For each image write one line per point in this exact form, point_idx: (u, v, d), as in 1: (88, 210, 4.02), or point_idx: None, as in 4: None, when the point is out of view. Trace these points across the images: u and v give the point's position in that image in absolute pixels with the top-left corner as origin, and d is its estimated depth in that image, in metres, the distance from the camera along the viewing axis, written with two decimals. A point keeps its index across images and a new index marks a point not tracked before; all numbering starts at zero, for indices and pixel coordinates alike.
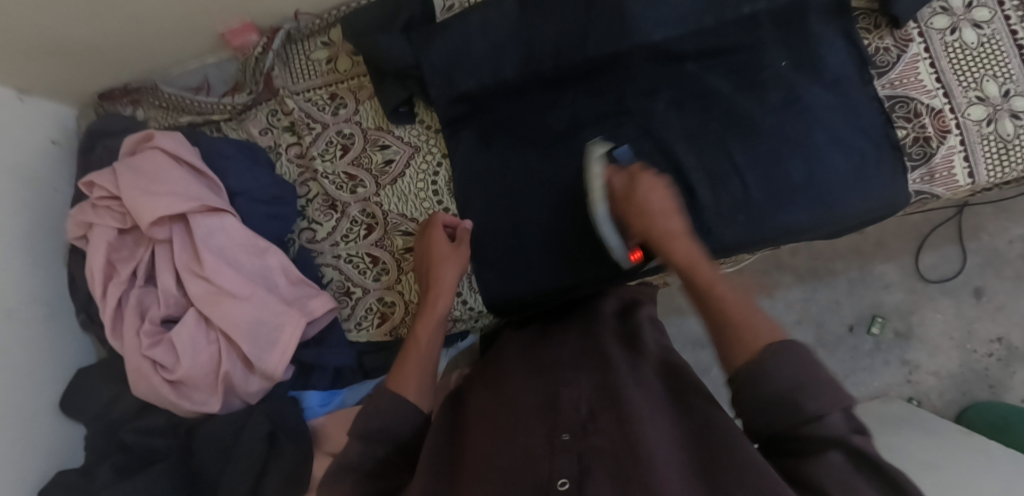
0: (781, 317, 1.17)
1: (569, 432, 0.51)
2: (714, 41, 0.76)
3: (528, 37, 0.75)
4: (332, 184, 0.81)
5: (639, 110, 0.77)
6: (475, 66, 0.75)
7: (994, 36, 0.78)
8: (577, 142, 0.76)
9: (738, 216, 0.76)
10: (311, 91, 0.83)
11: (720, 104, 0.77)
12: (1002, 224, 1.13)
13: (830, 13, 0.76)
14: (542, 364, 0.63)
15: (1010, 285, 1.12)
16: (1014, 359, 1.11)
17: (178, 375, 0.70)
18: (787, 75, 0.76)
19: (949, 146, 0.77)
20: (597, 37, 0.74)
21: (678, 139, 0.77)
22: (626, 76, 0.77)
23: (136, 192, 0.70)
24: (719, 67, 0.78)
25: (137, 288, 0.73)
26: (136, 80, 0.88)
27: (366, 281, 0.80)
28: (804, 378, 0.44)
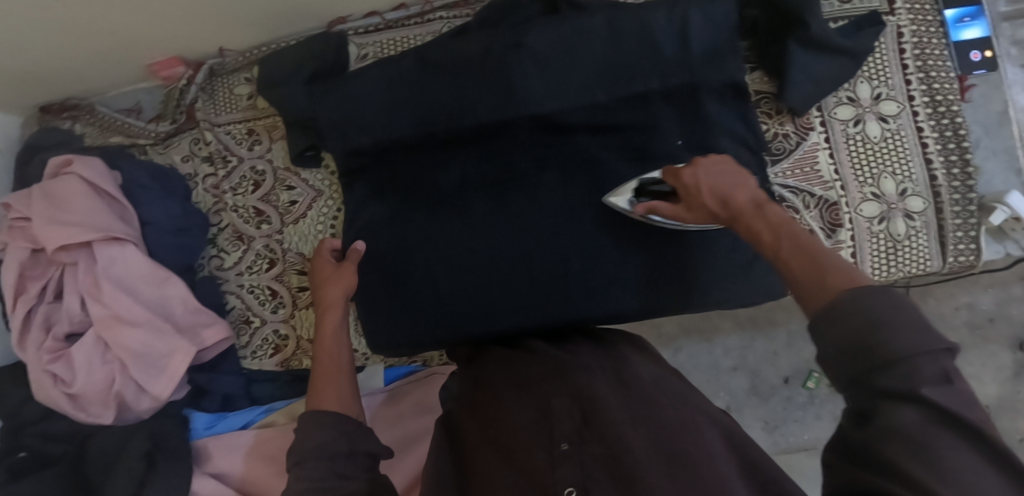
0: (717, 363, 1.19)
1: (568, 440, 0.57)
2: (609, 116, 0.77)
3: (424, 100, 0.78)
4: (241, 217, 0.85)
5: (525, 181, 0.79)
6: (368, 122, 0.78)
7: (898, 132, 0.77)
8: (464, 205, 0.79)
9: (628, 289, 0.77)
10: (231, 125, 0.87)
11: (611, 178, 0.78)
12: (950, 290, 1.06)
13: (729, 96, 0.76)
14: (529, 372, 0.67)
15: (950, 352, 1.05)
16: None
17: (73, 389, 0.76)
18: (677, 154, 0.77)
19: (837, 240, 0.77)
20: (488, 105, 0.77)
21: (564, 208, 0.78)
22: (515, 144, 0.79)
23: (45, 219, 0.75)
24: (612, 141, 0.78)
25: (45, 304, 0.78)
26: (75, 97, 0.92)
27: (264, 312, 0.84)
28: (890, 321, 0.39)
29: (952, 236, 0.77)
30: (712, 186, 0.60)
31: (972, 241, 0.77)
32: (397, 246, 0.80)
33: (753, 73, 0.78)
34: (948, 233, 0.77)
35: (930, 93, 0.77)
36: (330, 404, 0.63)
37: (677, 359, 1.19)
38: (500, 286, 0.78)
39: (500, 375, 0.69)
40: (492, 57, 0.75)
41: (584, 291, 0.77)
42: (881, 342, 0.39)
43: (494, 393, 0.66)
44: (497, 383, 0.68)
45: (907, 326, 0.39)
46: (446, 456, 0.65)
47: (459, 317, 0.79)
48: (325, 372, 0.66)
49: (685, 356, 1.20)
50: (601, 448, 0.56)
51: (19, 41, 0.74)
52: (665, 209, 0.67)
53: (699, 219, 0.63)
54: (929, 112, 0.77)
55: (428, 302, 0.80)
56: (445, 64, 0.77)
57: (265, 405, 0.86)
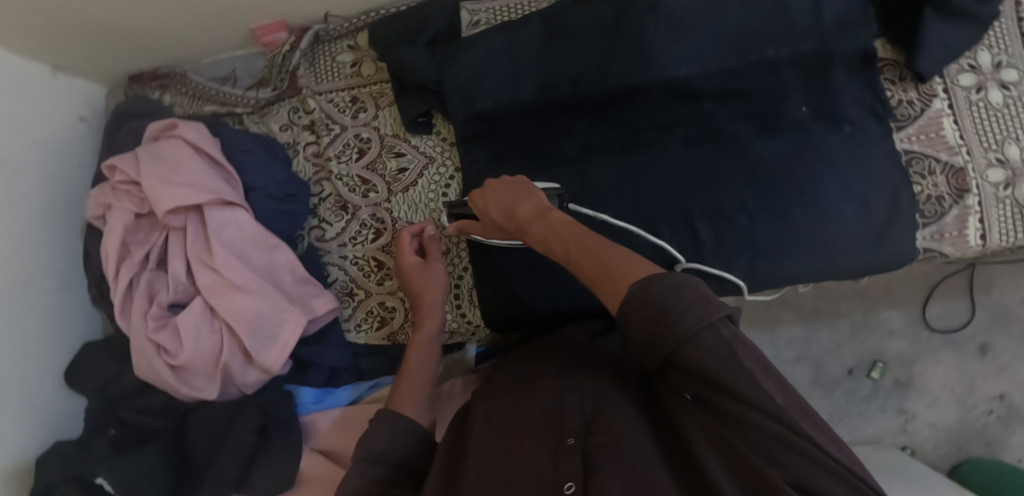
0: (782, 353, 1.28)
1: (575, 436, 0.51)
2: (737, 81, 0.75)
3: (551, 65, 0.76)
4: (345, 186, 0.82)
5: (651, 143, 0.77)
6: (494, 85, 0.77)
7: (1021, 99, 0.76)
8: (585, 171, 0.78)
9: (757, 258, 0.76)
10: (334, 93, 0.84)
11: (739, 147, 0.77)
12: (1013, 282, 1.20)
13: (858, 64, 0.75)
14: (541, 372, 0.63)
15: (1015, 344, 1.19)
16: (1013, 418, 1.18)
17: (180, 360, 0.72)
18: (806, 122, 0.76)
19: (965, 205, 0.76)
20: (618, 68, 0.75)
21: (693, 176, 0.77)
22: (645, 110, 0.77)
23: (156, 180, 0.72)
24: (737, 108, 0.77)
25: (148, 271, 0.74)
26: (166, 65, 0.89)
27: (369, 284, 0.81)
28: (669, 305, 0.44)
29: None
30: (500, 205, 0.64)
31: None
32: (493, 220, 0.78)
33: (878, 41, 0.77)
34: None
35: None
36: (408, 405, 0.63)
37: None
38: None
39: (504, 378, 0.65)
40: (616, 21, 0.74)
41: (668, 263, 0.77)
42: (671, 325, 0.43)
43: (508, 386, 0.63)
44: (500, 385, 0.64)
45: (704, 317, 0.43)
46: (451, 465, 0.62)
47: (581, 285, 0.74)
48: (408, 376, 0.67)
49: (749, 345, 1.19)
50: (605, 438, 0.49)
51: None
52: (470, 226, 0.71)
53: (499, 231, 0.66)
54: None
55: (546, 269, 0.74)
56: (572, 29, 0.75)
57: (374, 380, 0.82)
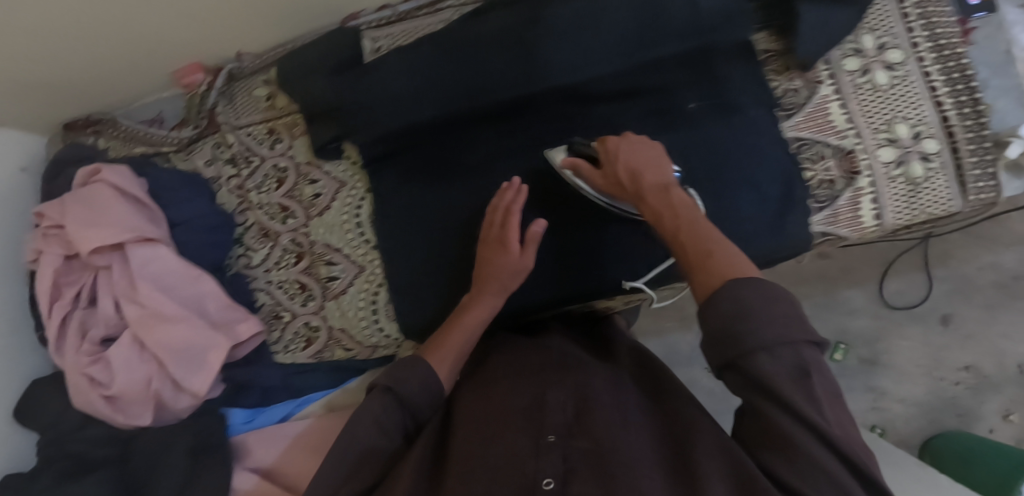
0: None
1: (556, 433, 0.57)
2: (626, 83, 0.79)
3: (446, 80, 0.77)
4: (266, 214, 0.87)
5: (553, 149, 0.80)
6: (397, 108, 0.78)
7: (907, 77, 0.79)
8: (492, 180, 0.80)
9: (660, 254, 0.77)
10: (251, 126, 0.88)
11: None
12: (976, 253, 1.36)
13: (742, 55, 0.79)
14: (524, 369, 0.68)
15: (976, 310, 1.37)
16: (982, 385, 1.35)
17: (112, 391, 0.76)
18: (696, 117, 0.78)
19: (857, 187, 0.78)
20: (511, 80, 0.77)
21: (592, 180, 0.79)
22: (540, 116, 0.81)
23: (80, 224, 0.77)
24: (631, 108, 0.80)
25: (80, 310, 0.79)
26: (97, 112, 0.95)
27: (294, 306, 0.85)
28: (749, 309, 0.49)
29: (970, 175, 0.78)
30: (634, 161, 0.67)
31: (991, 178, 0.78)
32: (415, 233, 0.80)
33: (760, 33, 0.79)
34: (967, 170, 0.78)
35: (933, 38, 0.79)
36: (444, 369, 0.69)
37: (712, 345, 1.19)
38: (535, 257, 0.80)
39: (496, 366, 0.71)
40: (507, 33, 0.75)
41: (571, 265, 0.79)
42: (749, 332, 0.48)
43: (496, 379, 0.67)
44: (499, 372, 0.69)
45: (787, 326, 0.48)
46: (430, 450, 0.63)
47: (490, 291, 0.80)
48: (456, 336, 0.71)
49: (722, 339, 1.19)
50: (589, 442, 0.56)
51: (55, 50, 0.77)
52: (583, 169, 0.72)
53: (608, 187, 0.69)
54: (935, 57, 0.79)
55: (460, 281, 0.79)
56: (461, 42, 0.76)
57: (303, 398, 0.87)
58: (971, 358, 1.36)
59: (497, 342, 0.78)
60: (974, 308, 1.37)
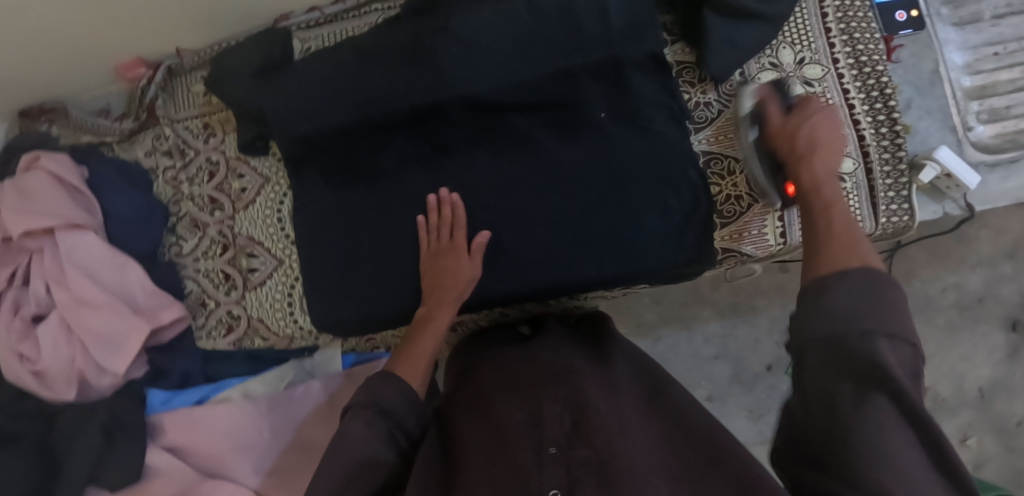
0: (699, 351, 1.40)
1: (557, 445, 0.51)
2: (536, 94, 0.79)
3: (361, 85, 0.80)
4: (196, 205, 0.90)
5: (459, 155, 0.82)
6: (311, 111, 0.81)
7: (824, 94, 0.77)
8: (401, 184, 0.82)
9: (563, 263, 0.78)
10: (189, 121, 0.92)
11: (544, 154, 0.80)
12: (938, 272, 1.34)
13: (651, 68, 0.78)
14: (517, 388, 0.64)
15: (938, 335, 1.34)
16: (937, 409, 1.33)
17: (38, 366, 0.81)
18: (605, 126, 0.79)
19: (764, 204, 0.76)
20: (420, 87, 0.78)
21: (496, 186, 0.80)
22: (450, 123, 0.82)
23: (13, 208, 0.81)
24: (541, 117, 0.81)
25: (14, 289, 0.84)
26: (49, 101, 0.99)
27: (219, 294, 0.89)
28: (877, 294, 0.46)
29: (883, 196, 0.75)
30: (824, 128, 0.65)
31: (905, 201, 0.75)
32: (324, 233, 0.83)
33: (674, 44, 0.81)
34: (879, 191, 0.75)
35: (855, 54, 0.77)
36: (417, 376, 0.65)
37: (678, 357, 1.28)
38: None
39: (495, 378, 0.70)
40: (418, 42, 0.78)
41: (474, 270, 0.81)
42: (861, 318, 0.44)
43: (489, 400, 0.65)
44: (495, 387, 0.67)
45: (889, 313, 0.44)
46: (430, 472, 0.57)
47: (392, 292, 0.81)
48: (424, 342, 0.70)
49: None
50: (592, 453, 0.50)
51: None
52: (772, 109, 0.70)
53: (776, 136, 0.68)
54: (855, 73, 0.77)
55: (366, 279, 0.82)
56: (373, 50, 0.80)
57: (220, 382, 0.89)
58: (930, 379, 1.34)
59: (500, 354, 0.79)
60: (935, 330, 1.34)
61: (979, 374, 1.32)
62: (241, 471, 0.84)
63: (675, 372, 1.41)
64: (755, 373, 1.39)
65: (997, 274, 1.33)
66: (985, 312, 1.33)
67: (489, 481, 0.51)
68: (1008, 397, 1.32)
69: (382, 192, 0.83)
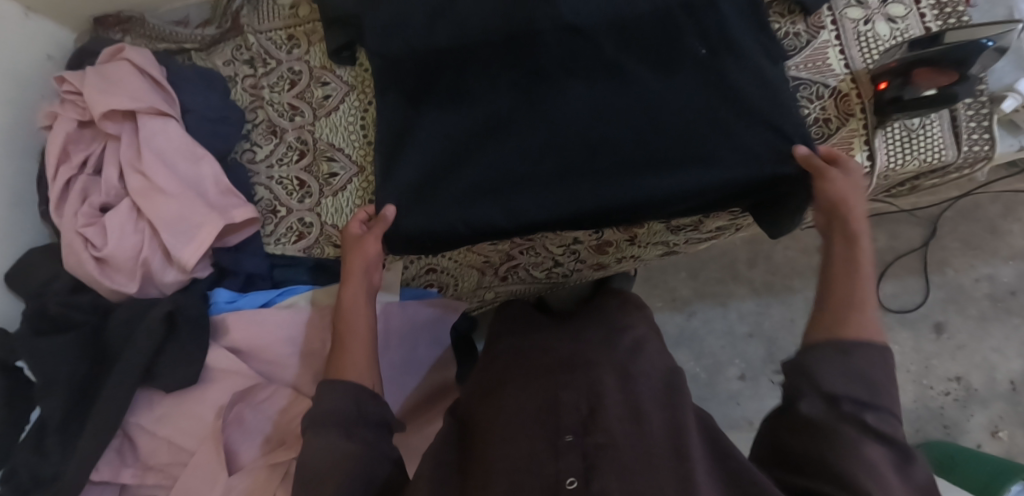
0: (733, 328, 1.39)
1: (573, 433, 0.60)
2: (635, 23, 0.74)
3: (453, 10, 0.77)
4: (276, 112, 0.89)
5: (550, 80, 0.76)
6: (403, 34, 0.77)
7: (907, 31, 0.80)
8: (486, 110, 0.77)
9: (657, 196, 0.73)
10: (273, 32, 0.92)
11: (639, 78, 0.75)
12: (972, 262, 1.37)
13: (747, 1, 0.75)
14: (531, 379, 0.70)
15: (970, 324, 1.35)
16: (970, 399, 1.33)
17: (103, 252, 0.78)
18: (706, 60, 0.74)
19: (851, 128, 0.78)
20: (517, 9, 0.75)
21: (588, 115, 0.75)
22: (544, 48, 0.75)
23: (96, 91, 0.80)
24: (642, 45, 0.75)
25: (85, 176, 0.81)
26: (128, 11, 0.99)
27: (291, 202, 0.87)
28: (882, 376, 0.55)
29: (964, 126, 0.77)
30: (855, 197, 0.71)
31: (985, 131, 0.77)
32: (399, 155, 0.80)
33: None
34: (961, 122, 0.77)
35: None
36: (351, 373, 0.67)
37: (691, 322, 1.41)
38: (530, 189, 0.75)
39: (512, 363, 0.76)
40: None
41: (560, 199, 0.75)
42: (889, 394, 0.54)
43: (505, 384, 0.72)
44: (512, 373, 0.73)
45: (888, 395, 0.53)
46: (450, 443, 0.69)
47: (476, 218, 0.76)
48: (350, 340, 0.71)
49: (701, 319, 1.41)
50: (603, 438, 0.58)
51: None
52: (936, 77, 0.71)
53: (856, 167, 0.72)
54: (936, 14, 0.80)
55: (442, 208, 0.76)
56: None
57: (286, 288, 0.85)
58: (960, 369, 1.34)
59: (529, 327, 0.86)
60: (968, 319, 1.36)
61: (1010, 366, 1.32)
62: (301, 375, 0.82)
63: (708, 348, 1.40)
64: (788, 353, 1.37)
65: None
66: (1016, 306, 1.35)
67: (506, 460, 0.59)
68: None
69: (464, 117, 0.78)
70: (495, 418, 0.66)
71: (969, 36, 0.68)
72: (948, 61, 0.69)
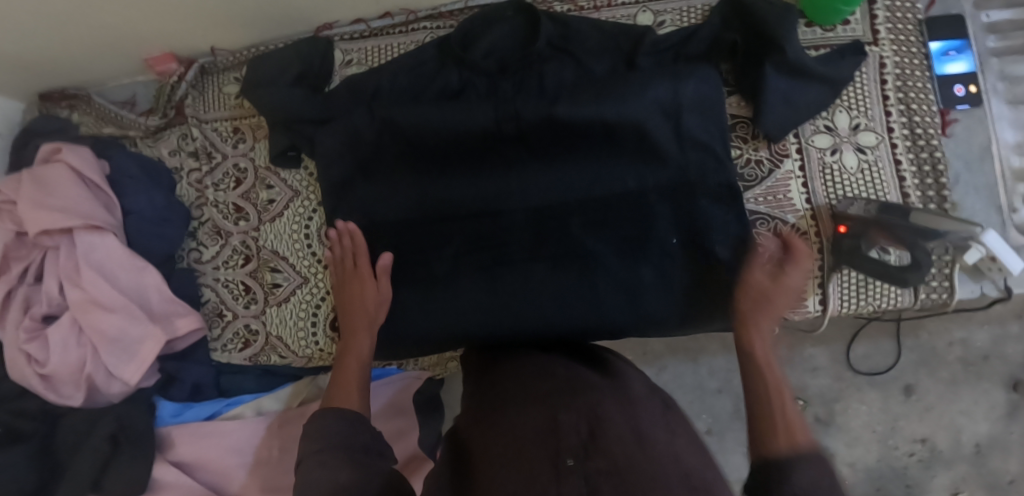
0: (701, 384, 1.18)
1: (573, 455, 0.46)
2: (603, 212, 0.77)
3: (423, 192, 0.79)
4: (220, 213, 0.87)
5: (517, 265, 0.78)
6: (379, 212, 0.80)
7: (876, 163, 0.76)
8: (453, 288, 0.78)
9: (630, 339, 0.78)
10: (218, 122, 0.89)
11: (603, 272, 0.76)
12: (947, 325, 1.05)
13: (700, 144, 0.75)
14: (521, 398, 0.57)
15: (942, 387, 1.04)
16: (937, 462, 1.03)
17: (45, 369, 0.78)
18: (672, 252, 0.76)
19: (806, 270, 0.75)
20: (484, 191, 0.79)
21: (554, 297, 0.76)
22: (510, 230, 0.78)
23: (30, 203, 0.77)
24: (605, 231, 0.77)
25: (26, 286, 0.81)
26: (73, 87, 0.96)
27: (237, 307, 0.86)
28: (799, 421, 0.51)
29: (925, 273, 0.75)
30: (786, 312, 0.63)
31: (945, 278, 0.75)
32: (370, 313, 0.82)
33: (731, 96, 0.78)
34: None
35: (910, 126, 0.76)
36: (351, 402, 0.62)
37: (661, 378, 1.17)
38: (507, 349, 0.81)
39: (505, 385, 0.61)
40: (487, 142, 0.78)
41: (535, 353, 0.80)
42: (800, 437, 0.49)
43: (499, 408, 0.57)
44: (503, 398, 0.58)
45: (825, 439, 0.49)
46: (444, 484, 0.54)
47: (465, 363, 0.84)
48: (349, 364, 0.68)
49: (670, 375, 1.18)
50: (606, 462, 0.45)
51: (36, 32, 0.79)
52: (886, 237, 0.68)
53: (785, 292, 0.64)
54: (908, 145, 0.76)
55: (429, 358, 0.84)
56: (422, 136, 0.78)
57: (232, 398, 0.88)
58: (926, 429, 1.04)
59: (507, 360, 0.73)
60: (937, 382, 1.04)
61: (978, 429, 1.02)
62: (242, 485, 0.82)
63: None
64: None
65: (1001, 332, 1.04)
66: (988, 371, 1.03)
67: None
68: (1010, 459, 1.02)
69: (433, 295, 0.79)
70: (489, 442, 0.53)
71: (933, 222, 0.66)
72: (901, 227, 0.67)
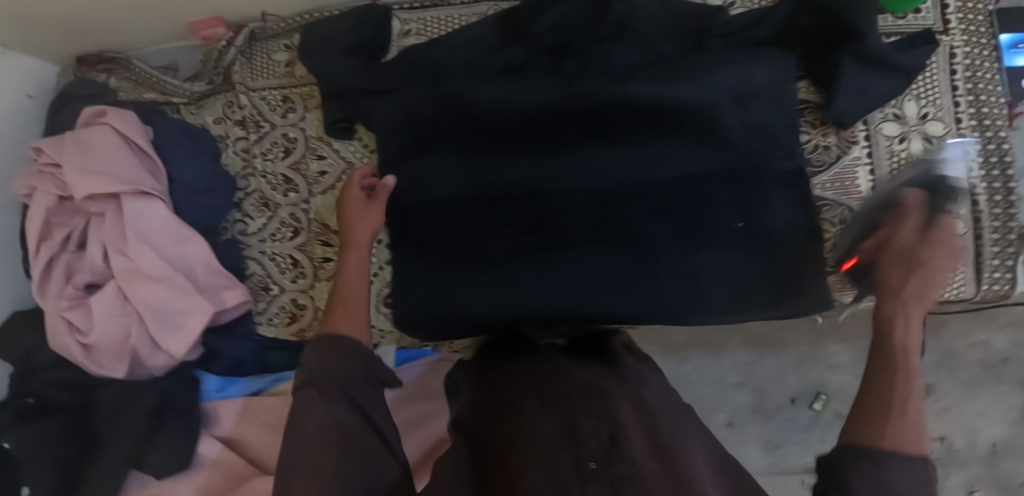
0: (723, 377, 1.09)
1: (596, 460, 0.46)
2: (666, 197, 0.75)
3: (476, 171, 0.77)
4: (269, 183, 0.85)
5: (570, 247, 0.76)
6: (430, 190, 0.78)
7: (943, 154, 0.76)
8: (503, 269, 0.77)
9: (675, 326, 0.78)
10: (267, 91, 0.86)
11: (664, 256, 0.75)
12: (969, 326, 1.03)
13: (770, 127, 0.74)
14: (539, 394, 0.57)
15: (961, 388, 1.03)
16: (949, 461, 1.04)
17: (89, 339, 0.75)
18: (736, 238, 0.74)
19: None
20: (539, 174, 0.76)
21: (607, 281, 0.75)
22: (565, 212, 0.77)
23: (75, 166, 0.75)
24: (664, 215, 0.75)
25: (68, 252, 0.78)
26: (110, 50, 0.92)
27: (284, 281, 0.84)
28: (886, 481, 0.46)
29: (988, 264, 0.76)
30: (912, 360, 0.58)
31: (1007, 270, 0.76)
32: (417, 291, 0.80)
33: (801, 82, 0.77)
34: (985, 260, 0.75)
35: (978, 116, 0.76)
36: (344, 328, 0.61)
37: (682, 369, 1.10)
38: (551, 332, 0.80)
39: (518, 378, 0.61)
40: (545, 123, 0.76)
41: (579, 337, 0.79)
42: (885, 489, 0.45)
43: (514, 403, 0.57)
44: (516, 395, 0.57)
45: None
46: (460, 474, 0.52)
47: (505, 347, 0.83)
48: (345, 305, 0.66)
49: (690, 367, 1.11)
50: (627, 470, 0.45)
51: None
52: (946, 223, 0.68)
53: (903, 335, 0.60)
54: (975, 136, 0.76)
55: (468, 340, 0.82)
56: (477, 114, 0.76)
57: (277, 374, 0.86)
58: (943, 429, 1.04)
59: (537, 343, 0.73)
60: (954, 383, 1.03)
61: (994, 431, 1.02)
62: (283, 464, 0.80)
63: None
64: (778, 406, 1.08)
65: None
66: (1008, 374, 1.02)
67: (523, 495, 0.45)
68: None
69: (484, 276, 0.77)
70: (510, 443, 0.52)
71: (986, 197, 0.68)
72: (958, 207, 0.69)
